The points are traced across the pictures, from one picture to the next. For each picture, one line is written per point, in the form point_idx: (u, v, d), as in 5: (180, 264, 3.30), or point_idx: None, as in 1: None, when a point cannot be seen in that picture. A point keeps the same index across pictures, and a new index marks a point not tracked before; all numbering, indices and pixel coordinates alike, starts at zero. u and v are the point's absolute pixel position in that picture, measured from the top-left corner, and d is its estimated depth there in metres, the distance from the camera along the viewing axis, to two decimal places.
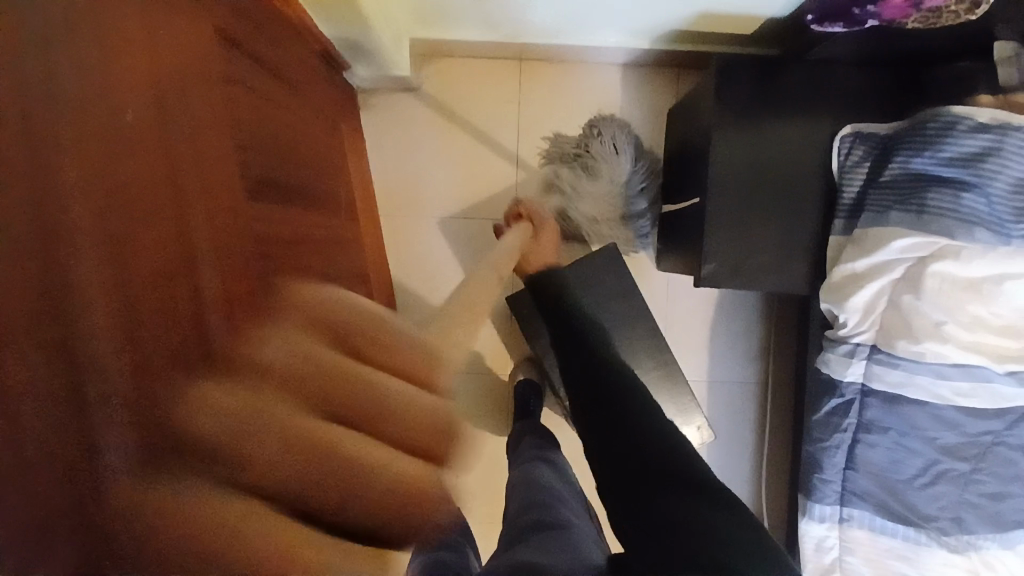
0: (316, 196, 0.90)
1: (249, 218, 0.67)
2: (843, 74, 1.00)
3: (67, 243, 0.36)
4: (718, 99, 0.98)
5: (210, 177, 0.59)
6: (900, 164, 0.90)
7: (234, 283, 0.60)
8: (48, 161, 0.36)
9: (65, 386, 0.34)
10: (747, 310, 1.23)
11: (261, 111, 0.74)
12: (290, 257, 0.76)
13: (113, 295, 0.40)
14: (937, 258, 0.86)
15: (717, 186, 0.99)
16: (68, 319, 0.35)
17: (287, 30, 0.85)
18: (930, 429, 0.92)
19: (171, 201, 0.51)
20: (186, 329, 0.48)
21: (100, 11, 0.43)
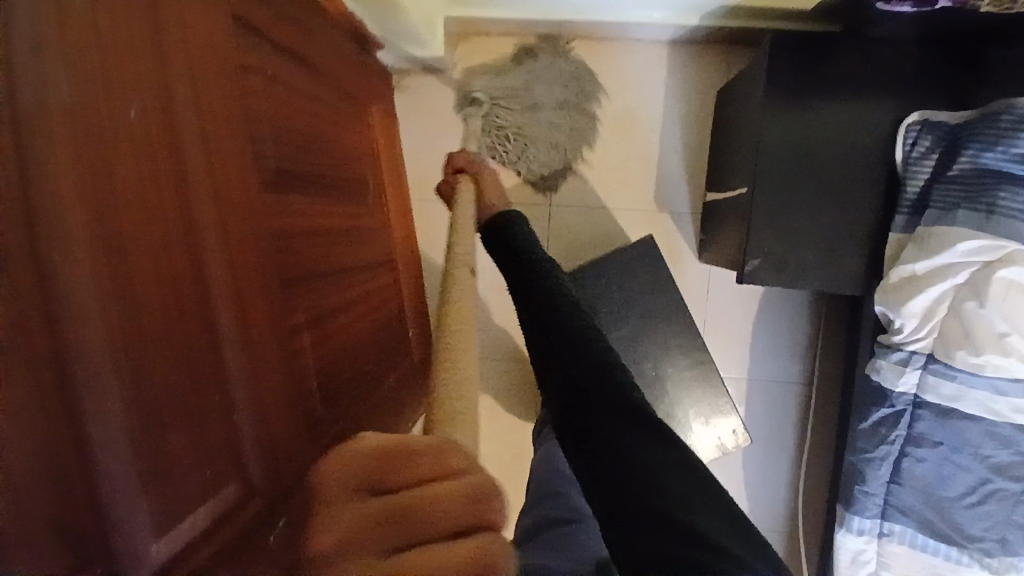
0: (343, 184, 0.89)
1: (270, 212, 0.67)
2: (913, 54, 0.90)
3: (54, 262, 0.39)
4: (768, 82, 0.91)
5: (223, 175, 0.59)
6: (970, 158, 0.82)
7: (245, 283, 0.60)
8: (35, 182, 0.38)
9: (51, 392, 0.39)
10: (794, 306, 1.16)
11: (282, 99, 0.73)
12: (311, 249, 0.76)
13: (104, 303, 0.43)
14: (1004, 263, 0.79)
15: (763, 177, 0.92)
16: (54, 331, 0.39)
17: (315, 12, 0.83)
18: (984, 446, 0.85)
19: (180, 203, 0.52)
20: (184, 331, 0.51)
21: (96, 17, 0.44)
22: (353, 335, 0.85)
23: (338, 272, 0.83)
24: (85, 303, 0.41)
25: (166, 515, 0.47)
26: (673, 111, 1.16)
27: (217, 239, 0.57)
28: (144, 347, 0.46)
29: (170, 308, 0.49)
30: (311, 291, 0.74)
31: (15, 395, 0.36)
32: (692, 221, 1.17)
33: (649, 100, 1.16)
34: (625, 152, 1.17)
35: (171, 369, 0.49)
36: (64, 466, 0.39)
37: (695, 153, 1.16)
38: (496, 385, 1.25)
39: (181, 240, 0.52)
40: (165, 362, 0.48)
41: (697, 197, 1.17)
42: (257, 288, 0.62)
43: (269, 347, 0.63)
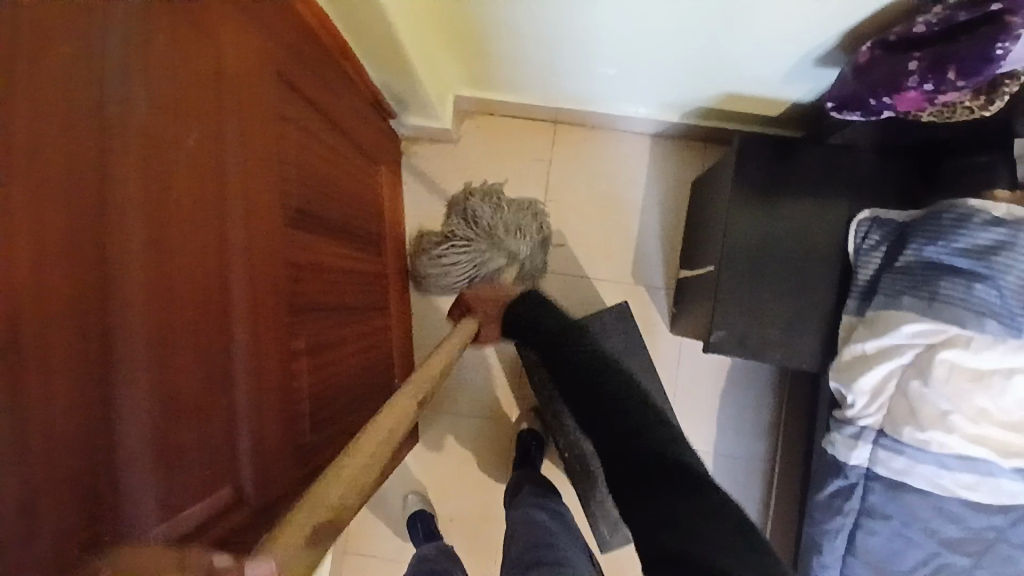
0: (350, 229, 0.97)
1: (286, 243, 0.74)
2: (863, 159, 1.03)
3: (113, 250, 0.45)
4: (737, 172, 1.03)
5: (254, 206, 0.66)
6: (914, 251, 0.92)
7: (262, 305, 0.66)
8: (111, 179, 0.45)
9: (94, 361, 0.44)
10: (759, 382, 1.23)
11: (307, 147, 0.82)
12: (316, 283, 0.82)
13: (146, 292, 0.48)
14: (946, 346, 0.86)
15: (731, 256, 1.02)
16: (104, 309, 0.44)
17: (342, 79, 0.94)
18: (932, 521, 0.89)
19: (217, 219, 0.59)
20: (205, 330, 0.56)
21: (175, 53, 0.53)
22: (344, 371, 0.90)
23: (336, 309, 0.89)
24: (133, 293, 0.47)
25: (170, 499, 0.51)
26: (653, 195, 1.27)
27: (243, 256, 0.63)
28: (171, 338, 0.51)
29: (199, 315, 0.55)
30: (313, 322, 0.80)
31: (67, 353, 0.41)
32: (666, 295, 1.26)
33: (631, 184, 1.27)
34: (607, 228, 1.27)
35: (191, 363, 0.54)
36: (91, 432, 0.43)
37: (672, 234, 1.26)
38: (471, 441, 1.28)
39: (214, 249, 0.58)
40: (188, 363, 0.53)
41: (672, 274, 1.26)
42: (267, 309, 0.67)
43: (272, 367, 0.68)
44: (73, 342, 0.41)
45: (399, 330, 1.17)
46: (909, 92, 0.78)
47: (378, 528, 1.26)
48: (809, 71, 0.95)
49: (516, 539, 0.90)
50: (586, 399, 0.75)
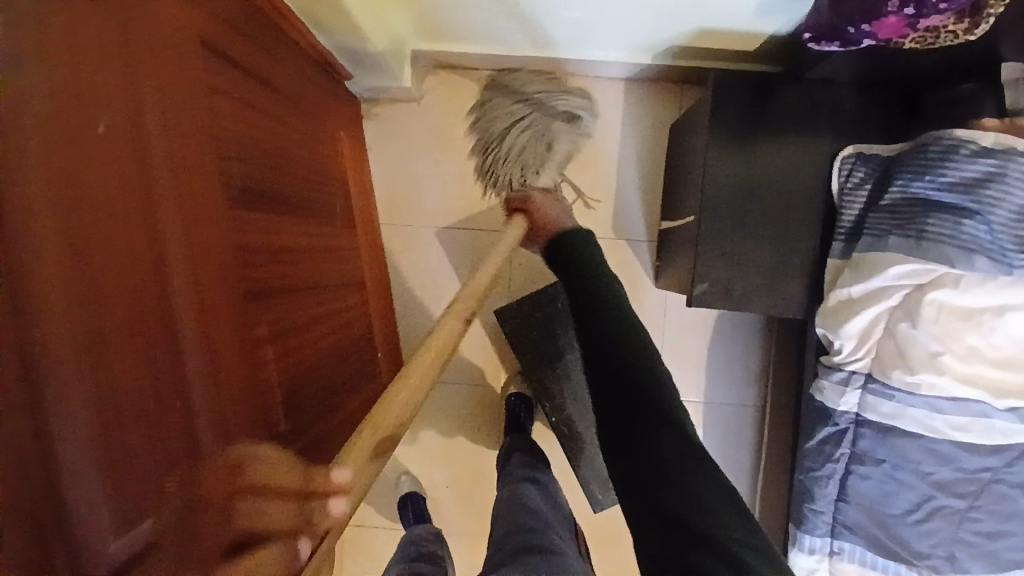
0: (310, 205, 0.92)
1: (233, 228, 0.69)
2: (846, 92, 0.97)
3: (20, 259, 0.41)
4: (714, 115, 0.97)
5: (190, 192, 0.61)
6: (900, 188, 0.87)
7: (213, 299, 0.62)
8: (6, 180, 0.40)
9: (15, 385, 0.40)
10: (747, 330, 1.21)
11: (249, 121, 0.76)
12: (275, 267, 0.78)
13: (68, 300, 0.44)
14: (935, 286, 0.83)
15: (712, 204, 0.98)
16: (17, 325, 0.40)
17: (284, 44, 0.88)
18: (924, 463, 0.87)
19: (146, 212, 0.54)
20: (147, 333, 0.52)
21: (73, 30, 0.47)
22: (318, 354, 0.86)
23: (302, 291, 0.85)
24: (51, 302, 0.42)
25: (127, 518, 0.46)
26: (630, 145, 1.21)
27: (184, 248, 0.58)
28: (105, 346, 0.47)
29: (135, 316, 0.51)
30: (276, 308, 0.76)
31: None
32: (649, 248, 1.22)
33: (607, 134, 1.21)
34: (584, 183, 1.22)
35: (134, 371, 0.50)
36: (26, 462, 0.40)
37: (652, 185, 1.22)
38: (459, 409, 1.26)
39: (146, 246, 0.53)
40: (129, 370, 0.49)
41: (654, 226, 1.22)
42: (219, 302, 0.63)
43: (234, 363, 0.65)
44: None
45: (376, 304, 1.13)
46: (889, 17, 0.73)
47: (372, 501, 1.26)
48: (784, 2, 0.89)
49: (503, 522, 0.86)
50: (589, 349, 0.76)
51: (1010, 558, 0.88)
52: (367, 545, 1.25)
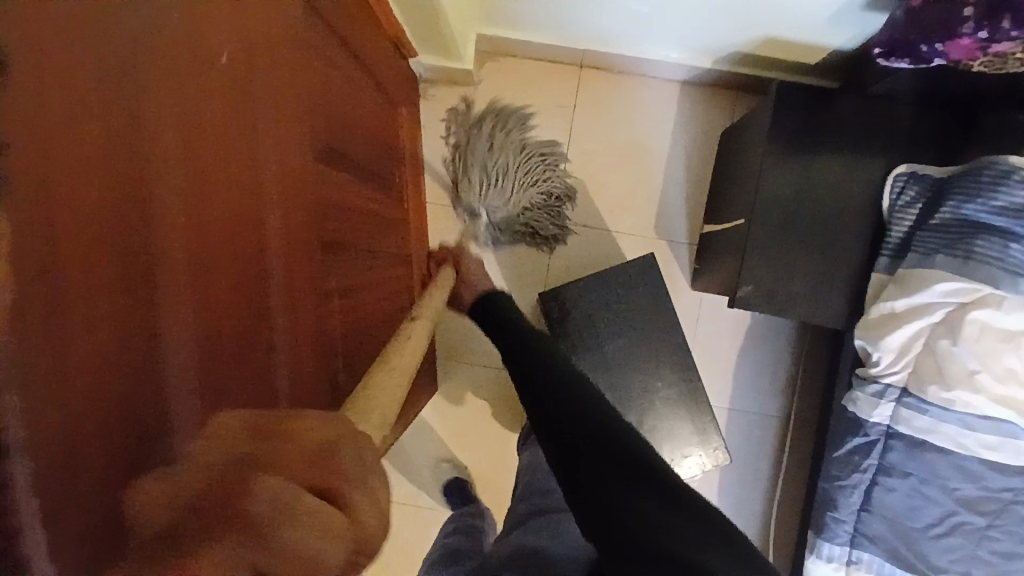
0: (373, 170, 0.93)
1: (313, 178, 0.70)
2: (903, 112, 0.99)
3: (153, 170, 0.39)
4: (773, 123, 0.99)
5: (281, 132, 0.62)
6: (951, 209, 0.89)
7: (294, 239, 0.64)
8: (147, 84, 0.38)
9: (137, 295, 0.37)
10: (777, 340, 1.22)
11: (331, 80, 0.77)
12: (343, 225, 0.79)
13: (185, 217, 0.43)
14: (979, 305, 0.85)
15: (763, 210, 0.99)
16: (146, 237, 0.38)
17: (365, 10, 0.89)
18: (952, 479, 0.88)
19: (246, 145, 0.54)
20: (240, 263, 0.52)
21: None
22: (370, 319, 0.87)
23: (363, 250, 0.86)
24: (174, 227, 0.42)
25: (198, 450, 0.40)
26: (679, 147, 1.23)
27: (271, 187, 0.59)
28: (209, 269, 0.47)
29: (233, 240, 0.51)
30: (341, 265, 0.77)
31: (111, 286, 0.35)
32: (688, 250, 1.23)
33: (659, 134, 1.23)
34: (630, 179, 1.24)
35: (227, 301, 0.50)
36: (135, 381, 0.37)
37: (696, 188, 1.23)
38: (487, 390, 1.28)
39: (245, 178, 0.54)
40: (228, 347, 0.49)
41: (696, 229, 1.23)
42: (300, 246, 0.65)
43: (305, 306, 0.66)
44: (113, 271, 0.35)
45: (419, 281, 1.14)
46: (964, 40, 0.74)
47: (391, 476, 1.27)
48: (857, 19, 0.91)
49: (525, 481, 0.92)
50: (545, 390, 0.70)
51: None
52: None
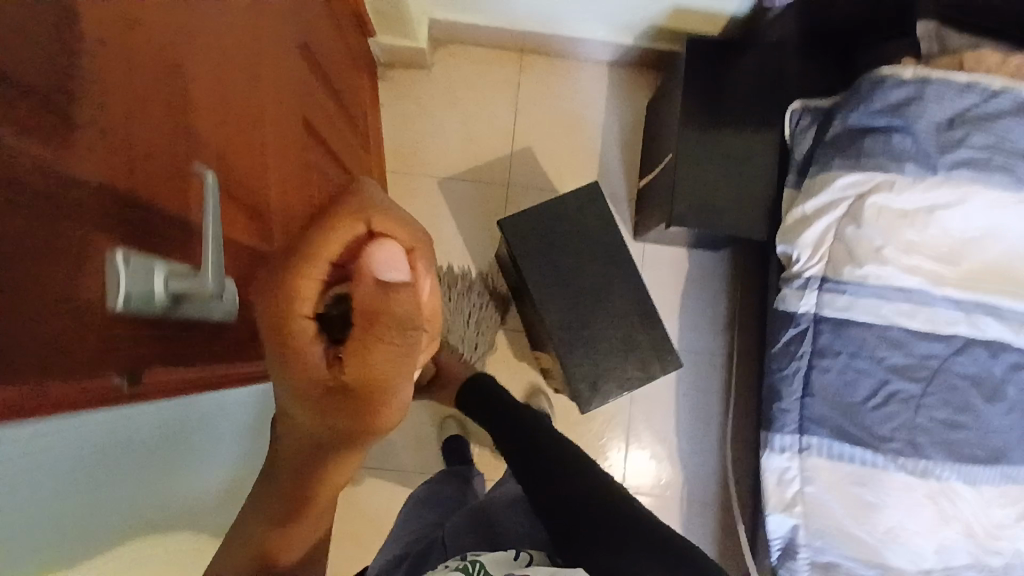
0: (343, 102, 1.04)
1: (302, 84, 0.81)
2: (794, 57, 1.17)
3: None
4: (689, 72, 1.16)
5: (285, 36, 0.73)
6: (841, 122, 1.03)
7: (286, 129, 0.74)
8: None
9: (171, 75, 0.45)
10: (716, 281, 1.33)
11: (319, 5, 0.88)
12: (319, 129, 0.87)
13: (211, 50, 0.53)
14: (875, 191, 0.98)
15: (687, 144, 1.14)
16: (183, 42, 0.47)
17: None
18: (878, 348, 0.98)
19: (254, 28, 0.63)
20: (246, 120, 0.61)
21: None
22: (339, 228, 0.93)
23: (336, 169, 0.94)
24: (204, 52, 0.51)
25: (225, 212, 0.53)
26: (611, 117, 1.38)
27: (272, 76, 0.69)
28: (224, 104, 0.56)
29: (244, 98, 0.60)
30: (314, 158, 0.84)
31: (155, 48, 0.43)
32: (629, 206, 1.35)
33: (593, 106, 1.38)
34: (571, 147, 1.37)
35: (238, 143, 0.59)
36: (176, 142, 0.46)
37: (630, 150, 1.37)
38: None
39: (253, 53, 0.63)
40: (236, 186, 0.57)
41: (633, 187, 1.36)
42: (289, 132, 0.74)
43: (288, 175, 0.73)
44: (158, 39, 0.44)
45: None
46: None
47: None
48: None
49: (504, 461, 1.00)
50: (530, 457, 0.81)
51: (970, 453, 0.98)
52: (349, 482, 1.27)
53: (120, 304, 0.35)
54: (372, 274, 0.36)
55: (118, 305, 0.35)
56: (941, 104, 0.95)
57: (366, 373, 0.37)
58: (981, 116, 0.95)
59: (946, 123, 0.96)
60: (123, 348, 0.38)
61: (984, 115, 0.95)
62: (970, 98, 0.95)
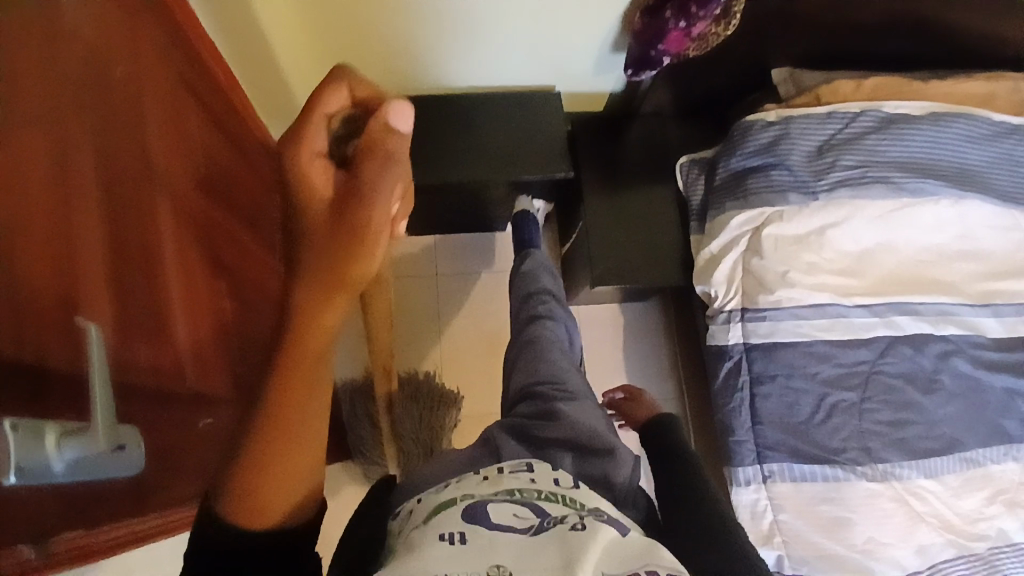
0: (257, 217, 1.04)
1: (206, 211, 0.78)
2: (671, 117, 1.28)
3: (67, 197, 0.49)
4: (579, 148, 1.25)
5: (174, 181, 0.70)
6: (724, 168, 1.11)
7: (191, 275, 0.71)
8: (58, 138, 0.48)
9: (52, 282, 0.46)
10: (653, 328, 1.34)
11: (218, 139, 0.89)
12: (226, 247, 0.84)
13: (97, 240, 0.53)
14: (768, 223, 1.05)
15: (596, 209, 1.21)
16: (67, 243, 0.48)
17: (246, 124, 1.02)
18: (809, 365, 1.03)
19: (139, 193, 0.61)
20: (149, 291, 0.61)
21: (96, 43, 0.55)
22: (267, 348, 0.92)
23: (252, 283, 0.92)
24: (88, 243, 0.51)
25: (128, 402, 0.52)
26: None
27: (168, 228, 0.66)
28: (121, 281, 0.56)
29: (140, 267, 0.60)
30: (232, 285, 0.84)
31: (34, 272, 0.44)
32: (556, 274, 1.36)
33: None
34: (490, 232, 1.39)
35: (142, 312, 0.59)
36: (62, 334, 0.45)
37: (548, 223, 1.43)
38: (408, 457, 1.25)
39: (145, 218, 0.62)
40: (142, 351, 0.57)
41: (557, 254, 1.37)
42: (195, 274, 0.72)
43: (206, 322, 0.73)
44: (34, 261, 0.44)
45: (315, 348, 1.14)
46: (671, 32, 1.00)
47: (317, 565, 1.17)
48: (613, 59, 1.18)
49: (524, 369, 0.87)
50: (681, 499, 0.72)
51: (923, 447, 1.02)
52: None
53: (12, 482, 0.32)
54: (384, 119, 0.44)
55: (9, 481, 0.32)
56: (807, 138, 1.06)
57: (359, 227, 0.43)
58: (845, 140, 1.05)
59: (815, 152, 1.06)
60: (17, 520, 0.38)
61: (848, 138, 1.05)
62: (832, 126, 1.06)
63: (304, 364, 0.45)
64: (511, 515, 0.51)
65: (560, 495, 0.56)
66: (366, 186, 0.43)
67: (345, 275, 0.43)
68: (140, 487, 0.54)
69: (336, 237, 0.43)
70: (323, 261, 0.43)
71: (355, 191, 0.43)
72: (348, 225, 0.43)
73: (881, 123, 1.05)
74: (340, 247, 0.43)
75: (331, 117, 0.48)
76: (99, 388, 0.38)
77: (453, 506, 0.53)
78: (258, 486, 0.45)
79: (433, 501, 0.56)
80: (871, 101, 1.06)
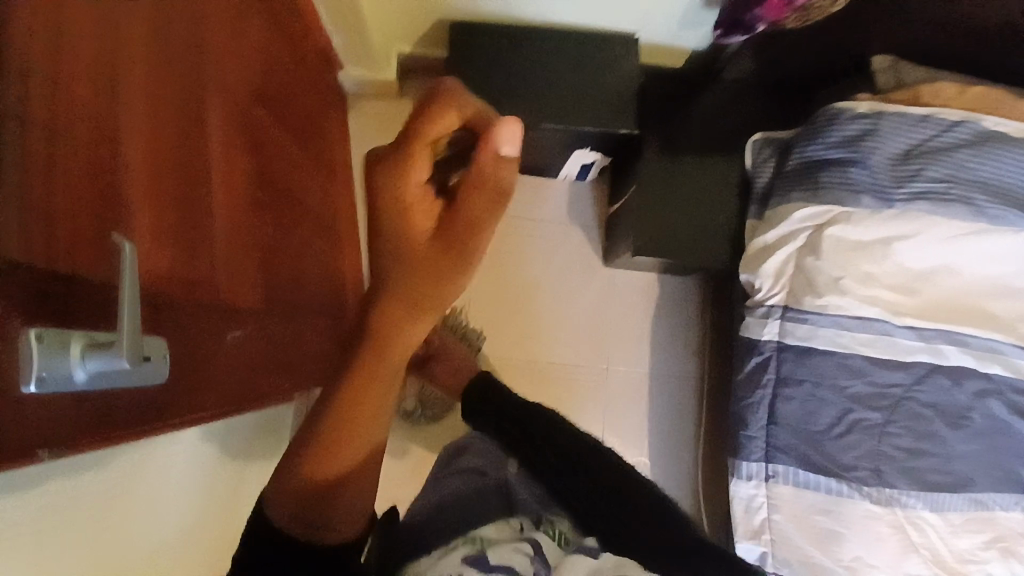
0: (308, 131, 1.00)
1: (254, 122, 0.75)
2: (755, 88, 1.19)
3: (115, 89, 0.46)
4: (644, 105, 1.17)
5: (224, 86, 0.66)
6: (799, 154, 1.04)
7: (233, 186, 0.69)
8: (110, 23, 0.45)
9: (89, 180, 0.43)
10: (686, 304, 1.30)
11: (277, 44, 0.85)
12: (271, 161, 0.81)
13: (143, 142, 0.50)
14: (832, 223, 0.99)
15: (653, 172, 1.15)
16: (111, 141, 0.45)
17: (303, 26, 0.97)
18: (840, 377, 1.00)
19: (189, 96, 0.58)
20: (187, 201, 0.58)
21: None
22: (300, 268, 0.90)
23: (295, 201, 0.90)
24: (133, 144, 0.48)
25: (154, 316, 0.50)
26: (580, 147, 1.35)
27: (213, 136, 0.64)
28: (160, 189, 0.53)
29: (181, 175, 0.57)
30: (275, 201, 0.82)
31: (74, 166, 0.41)
32: (599, 232, 1.31)
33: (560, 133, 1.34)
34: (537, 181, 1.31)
35: (177, 220, 0.56)
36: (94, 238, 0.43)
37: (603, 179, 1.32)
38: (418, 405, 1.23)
39: (191, 123, 0.59)
40: (174, 262, 0.55)
41: (603, 211, 1.31)
42: (237, 186, 0.70)
43: (242, 236, 0.71)
44: (76, 154, 0.41)
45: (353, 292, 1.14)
46: None
47: None
48: (701, 16, 1.09)
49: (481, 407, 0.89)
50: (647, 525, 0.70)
51: (935, 480, 0.99)
52: None
53: (32, 388, 0.34)
54: (496, 147, 0.46)
55: (29, 388, 0.33)
56: (896, 139, 0.98)
57: (457, 245, 0.48)
58: (936, 149, 0.97)
59: (900, 156, 0.98)
60: (32, 429, 0.37)
61: (940, 147, 0.97)
62: (925, 130, 0.97)
63: (375, 352, 0.52)
64: (510, 553, 0.55)
65: (554, 533, 0.64)
66: (478, 221, 0.48)
67: (439, 295, 0.50)
68: (162, 396, 0.52)
69: (434, 263, 0.49)
70: (420, 282, 0.49)
71: (465, 228, 0.48)
72: (448, 249, 0.48)
73: (976, 138, 0.97)
74: (439, 269, 0.49)
75: (436, 139, 0.48)
76: (127, 301, 0.35)
77: (455, 549, 0.56)
78: (337, 442, 0.53)
79: (435, 551, 0.58)
80: (972, 112, 0.98)
